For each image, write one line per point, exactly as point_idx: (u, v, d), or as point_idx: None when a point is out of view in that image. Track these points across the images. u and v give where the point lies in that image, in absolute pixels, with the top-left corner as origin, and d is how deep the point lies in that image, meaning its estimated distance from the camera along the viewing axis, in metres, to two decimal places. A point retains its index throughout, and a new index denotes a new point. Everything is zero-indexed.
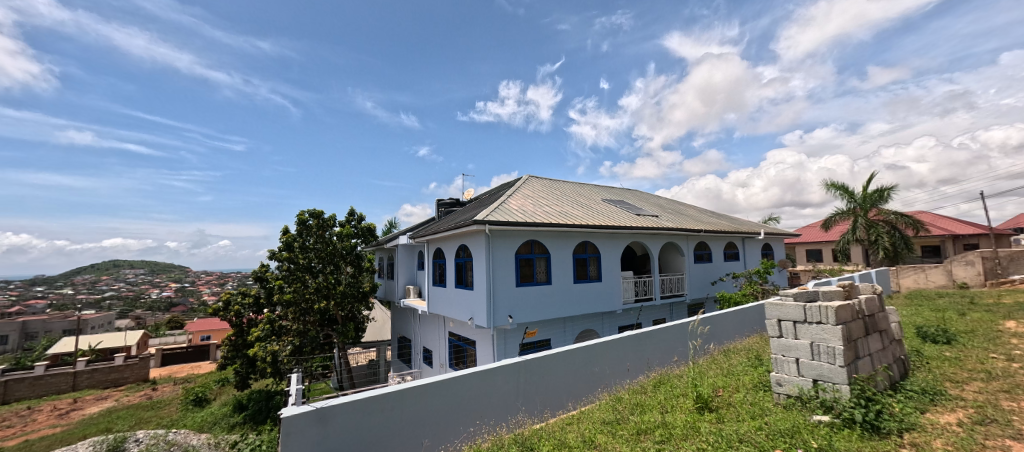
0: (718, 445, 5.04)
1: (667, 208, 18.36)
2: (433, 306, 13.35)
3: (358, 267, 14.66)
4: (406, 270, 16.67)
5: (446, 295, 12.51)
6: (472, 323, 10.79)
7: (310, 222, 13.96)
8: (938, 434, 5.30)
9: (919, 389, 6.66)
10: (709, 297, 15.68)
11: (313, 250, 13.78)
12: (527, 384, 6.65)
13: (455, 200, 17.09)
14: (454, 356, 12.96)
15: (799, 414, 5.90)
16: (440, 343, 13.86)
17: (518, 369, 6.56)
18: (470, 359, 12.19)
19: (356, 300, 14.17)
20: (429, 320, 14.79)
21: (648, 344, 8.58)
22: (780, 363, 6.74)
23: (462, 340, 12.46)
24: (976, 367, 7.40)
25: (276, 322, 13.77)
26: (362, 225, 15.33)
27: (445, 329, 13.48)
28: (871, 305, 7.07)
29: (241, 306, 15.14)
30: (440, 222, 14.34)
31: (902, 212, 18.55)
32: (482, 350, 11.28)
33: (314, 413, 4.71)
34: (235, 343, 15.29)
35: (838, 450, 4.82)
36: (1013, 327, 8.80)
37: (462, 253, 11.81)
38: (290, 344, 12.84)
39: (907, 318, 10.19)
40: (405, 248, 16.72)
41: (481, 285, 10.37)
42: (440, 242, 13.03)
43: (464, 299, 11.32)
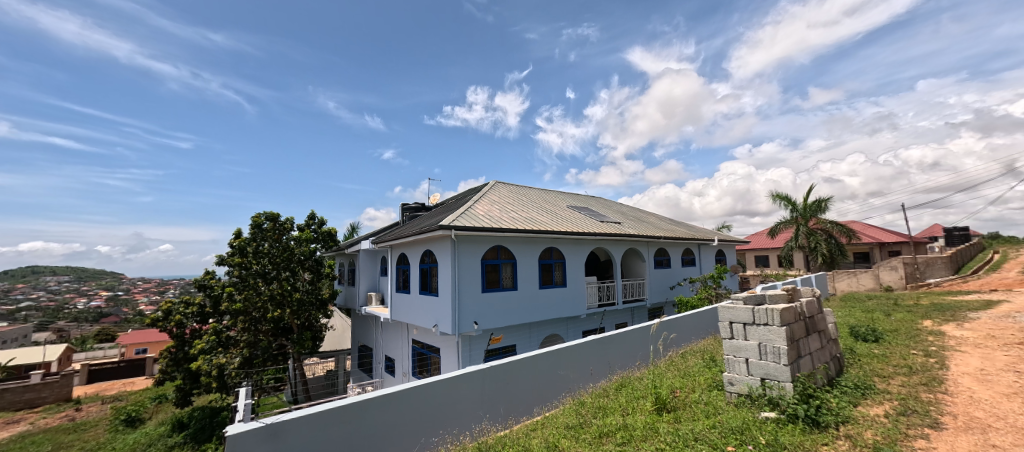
0: (675, 444, 5.34)
1: (629, 215, 19.03)
2: (397, 312, 13.18)
3: (316, 273, 14.23)
4: (368, 277, 16.34)
5: (410, 302, 12.40)
6: (437, 330, 10.77)
7: (265, 226, 13.41)
8: (868, 426, 5.86)
9: (852, 384, 7.31)
10: (667, 301, 16.38)
11: (267, 256, 13.26)
12: (492, 390, 6.77)
13: (420, 205, 16.98)
14: (417, 364, 12.83)
15: (748, 411, 6.34)
16: (404, 351, 13.69)
17: (484, 375, 6.66)
18: (434, 367, 12.13)
19: (315, 308, 13.78)
20: (392, 327, 14.58)
21: (611, 347, 8.90)
22: (732, 363, 7.20)
23: (427, 347, 12.38)
24: (898, 363, 8.21)
25: (223, 332, 13.32)
26: (323, 230, 14.92)
27: (409, 337, 13.34)
28: (811, 307, 7.69)
29: (183, 316, 14.18)
30: (405, 227, 14.22)
31: (838, 221, 20.13)
32: (446, 357, 11.26)
33: (265, 429, 4.60)
34: (174, 356, 14.23)
35: (782, 444, 5.24)
36: (930, 326, 9.80)
37: (427, 258, 11.78)
38: (240, 356, 12.42)
39: (842, 319, 11.10)
40: (368, 253, 16.41)
41: (447, 291, 10.38)
42: (405, 248, 12.91)
43: (429, 306, 11.27)
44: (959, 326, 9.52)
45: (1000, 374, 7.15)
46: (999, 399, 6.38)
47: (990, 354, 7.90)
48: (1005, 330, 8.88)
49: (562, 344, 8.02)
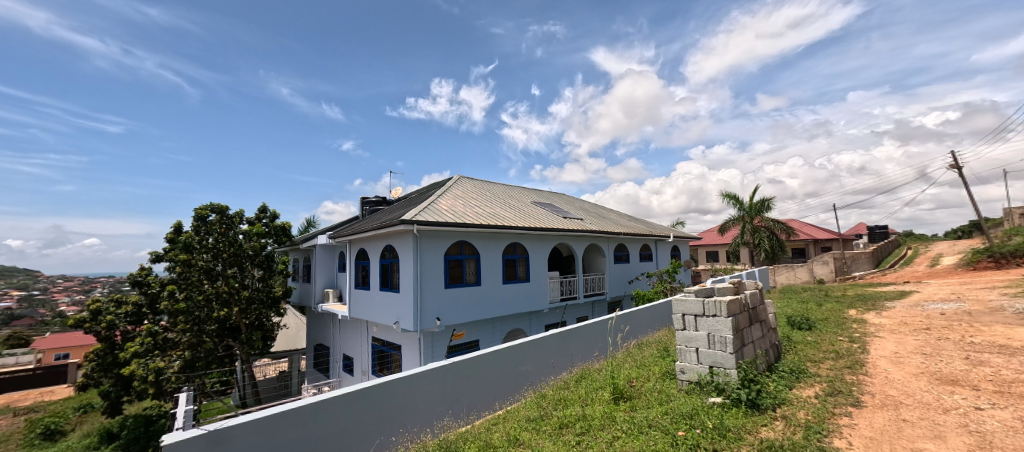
0: (630, 431, 5.71)
1: (590, 211, 19.60)
2: (356, 309, 12.96)
3: (268, 270, 13.68)
4: (324, 273, 15.90)
5: (370, 299, 12.25)
6: (398, 327, 10.73)
7: (212, 219, 12.80)
8: (801, 406, 6.50)
9: (789, 369, 8.03)
10: (626, 295, 17.05)
11: (214, 251, 12.62)
12: (454, 386, 6.89)
13: (381, 198, 16.72)
14: (378, 362, 12.71)
15: (697, 397, 6.83)
16: (362, 350, 13.53)
17: (446, 372, 6.78)
18: (395, 364, 12.07)
19: (265, 307, 13.28)
20: (350, 324, 14.34)
21: (571, 341, 9.25)
22: (684, 353, 7.68)
23: (387, 345, 12.28)
24: (827, 348, 9.07)
25: (160, 334, 12.47)
26: (275, 224, 14.37)
27: (368, 334, 13.18)
28: (754, 298, 8.33)
29: (115, 317, 13.16)
30: (364, 222, 13.95)
31: (779, 220, 21.64)
32: (407, 355, 11.24)
33: (208, 436, 4.50)
34: (102, 361, 13.12)
35: (728, 427, 5.71)
36: (855, 314, 10.87)
37: (387, 254, 11.67)
38: (181, 359, 11.78)
39: (781, 309, 12.07)
40: (324, 248, 15.98)
41: (408, 287, 10.36)
42: (365, 243, 12.70)
43: (389, 302, 11.20)
44: (878, 314, 10.63)
45: (910, 355, 8.07)
46: (909, 379, 7.21)
47: (903, 338, 8.89)
48: (915, 316, 10.01)
49: (523, 339, 8.26)
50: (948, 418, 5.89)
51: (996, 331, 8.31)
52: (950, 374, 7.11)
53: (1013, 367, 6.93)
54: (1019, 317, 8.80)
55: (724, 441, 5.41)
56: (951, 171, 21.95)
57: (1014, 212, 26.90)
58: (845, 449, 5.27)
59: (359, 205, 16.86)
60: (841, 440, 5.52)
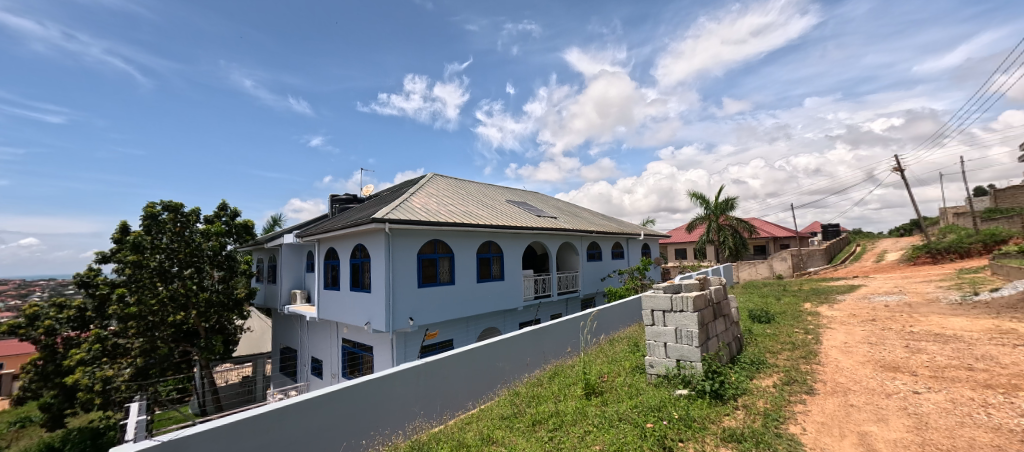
0: (602, 425, 5.91)
1: (564, 210, 19.87)
2: (327, 310, 12.72)
3: (230, 271, 13.22)
4: (291, 274, 15.48)
5: (340, 300, 12.06)
6: (369, 328, 10.64)
7: (163, 218, 12.16)
8: (760, 395, 6.90)
9: (750, 361, 8.46)
10: (598, 292, 17.40)
11: (168, 251, 12.07)
12: (427, 386, 6.93)
13: (352, 196, 16.46)
14: (349, 364, 12.54)
15: (665, 390, 7.12)
16: (332, 352, 13.30)
17: (419, 372, 6.80)
18: (366, 366, 11.95)
19: (225, 309, 12.95)
20: (319, 326, 14.04)
21: (544, 338, 9.44)
22: (653, 347, 7.96)
23: (358, 346, 12.14)
24: (785, 340, 9.61)
25: (109, 339, 11.83)
26: (236, 222, 13.90)
27: (338, 336, 12.97)
28: (718, 294, 8.72)
29: (55, 322, 12.29)
30: (334, 220, 13.69)
31: (742, 218, 22.55)
32: (379, 355, 11.15)
33: (163, 447, 4.31)
34: (41, 371, 12.04)
35: (693, 418, 6.01)
36: (809, 307, 11.54)
37: (358, 253, 11.52)
38: (132, 367, 11.25)
39: (743, 303, 12.66)
40: (292, 247, 15.56)
41: (380, 288, 10.27)
42: (335, 242, 12.49)
43: (361, 303, 11.07)
44: (830, 306, 11.33)
45: (858, 345, 8.65)
46: (856, 366, 7.75)
47: (851, 329, 9.53)
48: (863, 308, 10.73)
49: (497, 337, 8.38)
50: (889, 402, 6.39)
51: (933, 321, 9.03)
52: (892, 362, 7.69)
53: (946, 353, 7.55)
54: (952, 307, 9.59)
55: (688, 431, 5.69)
56: (896, 173, 23.54)
57: (951, 212, 29.11)
58: (799, 435, 5.64)
59: (328, 202, 16.53)
60: (796, 426, 5.89)
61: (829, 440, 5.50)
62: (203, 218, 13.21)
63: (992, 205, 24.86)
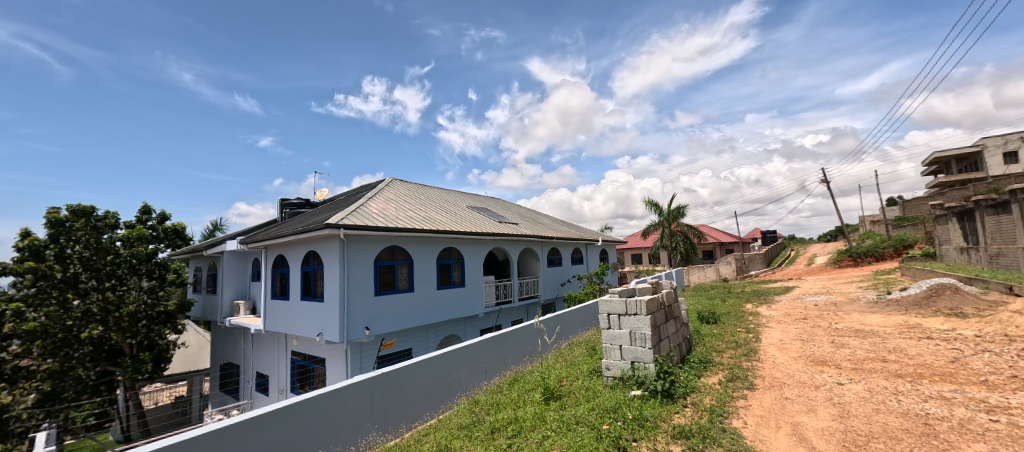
0: (560, 430, 6.10)
1: (526, 216, 20.17)
2: (276, 321, 12.18)
3: (160, 280, 12.58)
4: (234, 283, 14.67)
5: (290, 310, 11.62)
6: (321, 339, 10.33)
7: (73, 222, 11.11)
8: (707, 392, 7.38)
9: (698, 360, 8.98)
10: (558, 297, 17.79)
11: (83, 261, 11.10)
12: (382, 398, 6.87)
13: (304, 201, 15.92)
14: (298, 378, 12.09)
15: (621, 391, 7.45)
16: (280, 366, 12.75)
17: (374, 384, 6.75)
18: (318, 379, 11.57)
19: (155, 323, 12.12)
20: (267, 338, 13.40)
21: (504, 344, 9.59)
22: (609, 350, 8.29)
23: (309, 359, 11.73)
24: (729, 339, 10.28)
25: (8, 362, 10.30)
26: (163, 226, 13.13)
27: (288, 349, 12.46)
28: (670, 297, 9.23)
29: None
30: (284, 225, 13.18)
31: (692, 225, 23.84)
32: (333, 367, 10.83)
33: None
34: None
35: (646, 417, 6.34)
36: (751, 308, 12.43)
37: (311, 260, 11.17)
38: (38, 391, 10.08)
39: (693, 305, 13.42)
40: (235, 255, 14.77)
41: (334, 297, 10.01)
42: (285, 249, 12.02)
43: (313, 313, 10.70)
44: (768, 306, 12.27)
45: (791, 342, 9.41)
46: (790, 362, 8.45)
47: (787, 327, 10.34)
48: (796, 308, 11.70)
49: (458, 345, 8.45)
50: (818, 394, 7.02)
51: (854, 318, 10.01)
52: (820, 356, 8.44)
53: (865, 347, 8.39)
54: (869, 305, 10.69)
55: (642, 430, 5.99)
56: (824, 184, 25.85)
57: (868, 219, 32.33)
58: (741, 428, 6.09)
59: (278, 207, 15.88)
60: (738, 421, 6.36)
61: (767, 431, 5.98)
62: (123, 222, 12.35)
63: (902, 213, 27.84)
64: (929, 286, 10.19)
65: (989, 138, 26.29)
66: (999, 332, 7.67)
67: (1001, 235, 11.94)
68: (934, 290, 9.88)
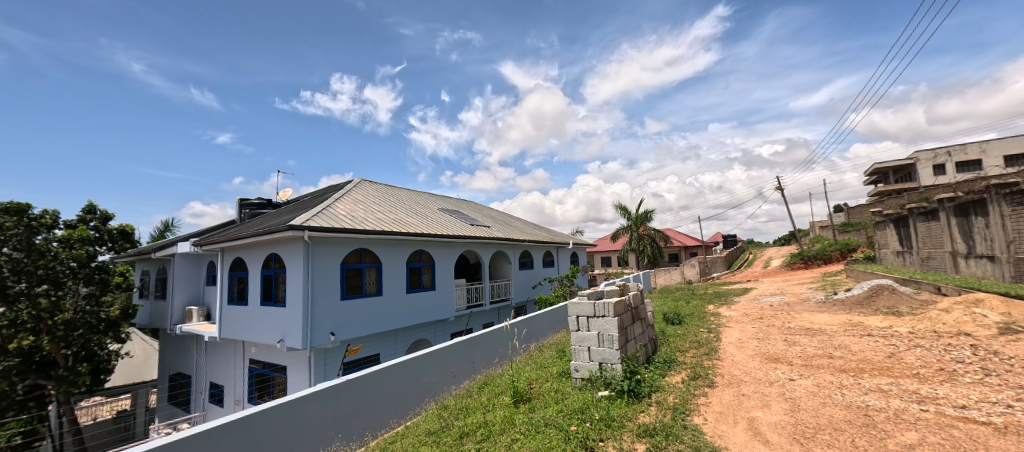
0: (528, 432, 6.23)
1: (498, 219, 20.25)
2: (233, 327, 11.75)
3: (101, 285, 12.08)
4: (186, 288, 13.99)
5: (249, 316, 11.24)
6: (282, 345, 10.06)
7: (4, 221, 10.08)
8: (670, 391, 7.70)
9: (663, 360, 9.33)
10: (529, 300, 17.97)
11: (14, 264, 10.23)
12: (346, 406, 6.78)
13: (264, 201, 15.45)
14: (256, 388, 11.71)
15: (589, 392, 7.65)
16: (235, 376, 12.32)
17: (338, 391, 6.66)
18: (279, 387, 11.26)
19: (95, 331, 11.61)
20: (223, 346, 12.88)
21: (474, 348, 9.62)
22: (578, 352, 8.47)
23: (269, 367, 11.40)
24: (692, 339, 10.72)
25: None
26: (108, 228, 12.45)
27: (245, 357, 12.04)
28: (636, 298, 9.53)
29: None
30: (243, 227, 12.74)
31: (659, 229, 24.60)
32: (294, 375, 10.55)
33: None
34: None
35: (613, 417, 6.55)
36: (713, 308, 13.01)
37: (272, 264, 10.87)
38: None
39: (658, 307, 13.89)
40: (185, 258, 14.08)
41: (297, 301, 9.76)
42: (244, 252, 11.63)
43: (274, 319, 10.41)
44: (729, 307, 12.86)
45: (749, 341, 9.91)
46: (748, 359, 8.92)
47: (744, 327, 10.87)
48: (753, 308, 12.34)
49: (426, 350, 8.42)
50: (772, 390, 7.46)
51: (804, 317, 10.64)
52: (773, 354, 8.94)
53: (813, 344, 8.97)
54: (818, 305, 11.40)
55: (608, 430, 6.19)
56: (778, 191, 27.38)
57: (818, 224, 34.35)
58: (701, 424, 6.40)
59: (236, 207, 15.30)
60: (698, 417, 6.67)
61: (725, 427, 6.31)
62: (62, 222, 11.59)
63: (847, 219, 29.71)
64: (870, 287, 11.03)
65: (921, 151, 28.49)
66: (930, 328, 8.37)
67: (931, 240, 13.01)
68: (874, 290, 10.66)
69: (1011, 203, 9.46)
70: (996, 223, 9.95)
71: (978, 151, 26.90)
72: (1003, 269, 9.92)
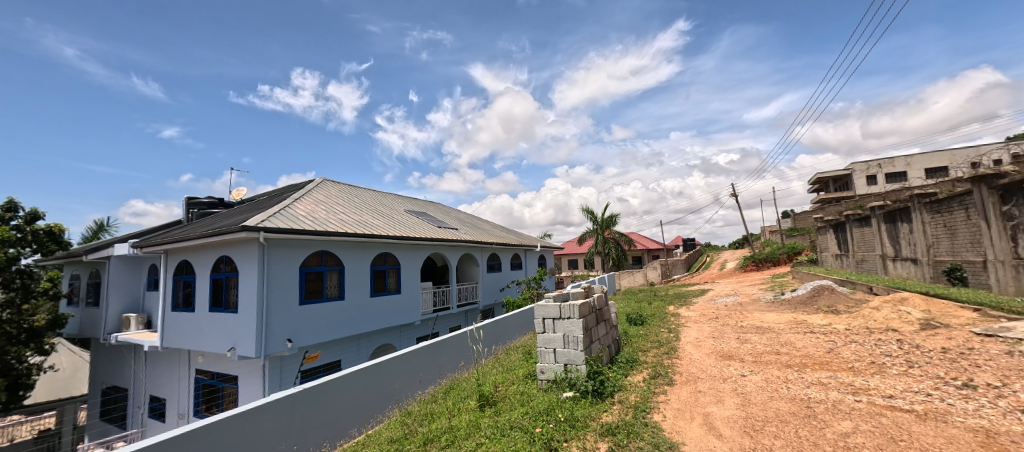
0: (493, 436, 6.31)
1: (466, 221, 20.25)
2: (178, 335, 11.15)
3: (23, 291, 10.99)
4: (122, 294, 13.14)
5: (197, 323, 10.73)
6: (234, 354, 9.67)
7: None
8: (633, 390, 8.00)
9: (626, 360, 9.68)
10: (497, 302, 18.05)
11: None
12: (302, 417, 6.61)
13: (215, 200, 14.79)
14: (204, 400, 11.19)
15: (554, 394, 7.82)
16: (179, 387, 11.70)
17: (294, 401, 6.48)
18: (229, 398, 10.80)
19: (12, 343, 10.87)
20: (165, 356, 12.21)
21: (440, 352, 9.60)
22: (544, 354, 8.65)
23: (218, 378, 10.92)
24: (653, 339, 11.16)
25: None
26: (32, 229, 11.49)
27: (191, 367, 11.46)
28: (601, 300, 9.82)
29: None
30: (191, 227, 12.13)
31: (623, 232, 25.30)
32: (247, 384, 10.16)
33: None
34: None
35: (577, 417, 6.74)
36: (673, 309, 13.57)
37: (223, 267, 10.42)
38: None
39: (622, 308, 14.33)
40: (121, 261, 13.23)
41: (251, 307, 9.41)
42: (191, 255, 11.09)
43: (224, 326, 9.99)
44: (688, 308, 13.45)
45: (705, 340, 10.42)
46: (704, 357, 9.39)
47: (701, 326, 11.41)
48: (710, 308, 12.98)
49: (390, 355, 8.34)
50: (725, 385, 7.90)
51: (755, 316, 11.31)
52: (727, 351, 9.46)
53: (763, 342, 9.55)
54: (768, 305, 12.14)
55: (572, 431, 6.38)
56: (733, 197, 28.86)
57: (768, 229, 36.48)
58: (660, 421, 6.70)
59: (183, 206, 14.58)
60: (658, 414, 7.00)
61: (682, 423, 6.64)
62: None
63: (793, 224, 31.67)
64: (812, 287, 11.87)
65: (857, 163, 30.86)
66: (863, 325, 9.13)
67: (864, 244, 14.15)
68: (816, 291, 11.48)
69: (931, 211, 10.46)
70: (919, 229, 10.98)
71: (904, 164, 29.36)
72: (924, 270, 10.92)
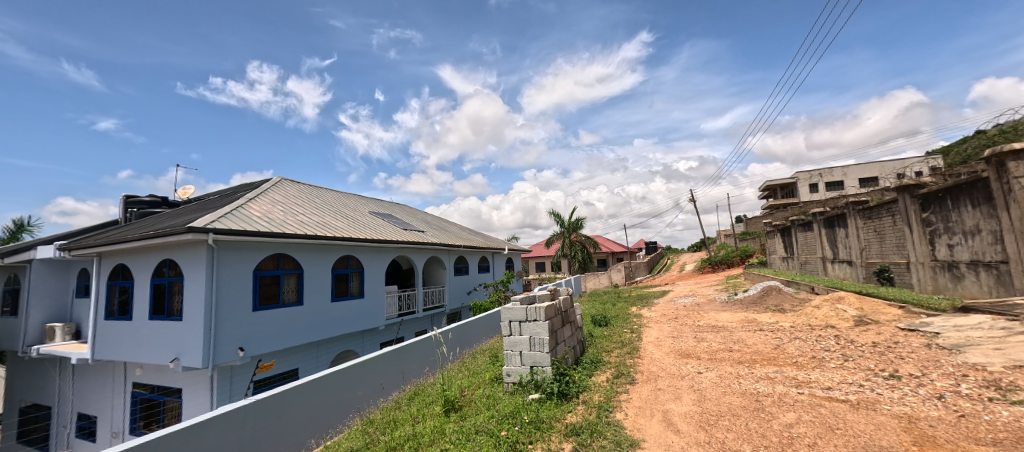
0: (458, 441, 6.35)
1: (433, 224, 20.12)
2: (113, 345, 10.45)
3: None
4: (44, 302, 12.15)
5: (136, 332, 10.11)
6: (178, 364, 9.19)
7: None
8: (597, 390, 8.24)
9: (590, 360, 9.96)
10: (463, 306, 18.02)
11: None
12: (255, 430, 6.36)
13: (158, 199, 13.99)
14: (142, 416, 10.55)
15: (520, 396, 7.94)
16: (114, 403, 10.96)
17: (247, 413, 6.23)
18: (171, 413, 10.22)
19: None
20: (98, 370, 11.39)
21: (404, 358, 9.50)
22: (510, 357, 8.75)
23: (159, 391, 10.33)
24: (617, 339, 11.52)
25: None
26: None
27: (129, 380, 10.77)
28: (566, 303, 10.05)
29: None
30: (131, 228, 11.42)
31: (589, 235, 25.84)
32: (193, 397, 9.66)
33: None
34: None
35: (543, 419, 6.89)
36: (636, 310, 14.04)
37: (166, 271, 9.88)
38: None
39: (587, 309, 14.69)
40: (44, 265, 12.23)
41: (199, 314, 8.97)
42: (130, 259, 10.44)
43: (168, 334, 9.47)
44: (649, 309, 13.95)
45: (665, 339, 10.86)
46: (664, 356, 9.79)
47: (662, 326, 11.88)
48: (670, 309, 13.52)
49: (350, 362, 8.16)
50: (682, 383, 8.29)
51: (710, 316, 11.90)
52: (685, 350, 9.90)
53: (718, 340, 10.06)
54: (723, 305, 12.80)
55: (538, 432, 6.51)
56: None
57: (722, 232, 38.32)
58: (623, 419, 6.96)
59: (121, 206, 13.70)
60: (620, 413, 7.25)
61: (643, 420, 6.92)
62: None
63: (745, 228, 33.45)
64: (762, 288, 12.63)
65: (801, 171, 33.01)
66: (806, 323, 9.81)
67: (807, 247, 15.18)
68: (765, 291, 12.22)
69: (863, 217, 11.39)
70: (854, 233, 11.92)
71: (841, 174, 31.67)
72: (858, 271, 11.86)
